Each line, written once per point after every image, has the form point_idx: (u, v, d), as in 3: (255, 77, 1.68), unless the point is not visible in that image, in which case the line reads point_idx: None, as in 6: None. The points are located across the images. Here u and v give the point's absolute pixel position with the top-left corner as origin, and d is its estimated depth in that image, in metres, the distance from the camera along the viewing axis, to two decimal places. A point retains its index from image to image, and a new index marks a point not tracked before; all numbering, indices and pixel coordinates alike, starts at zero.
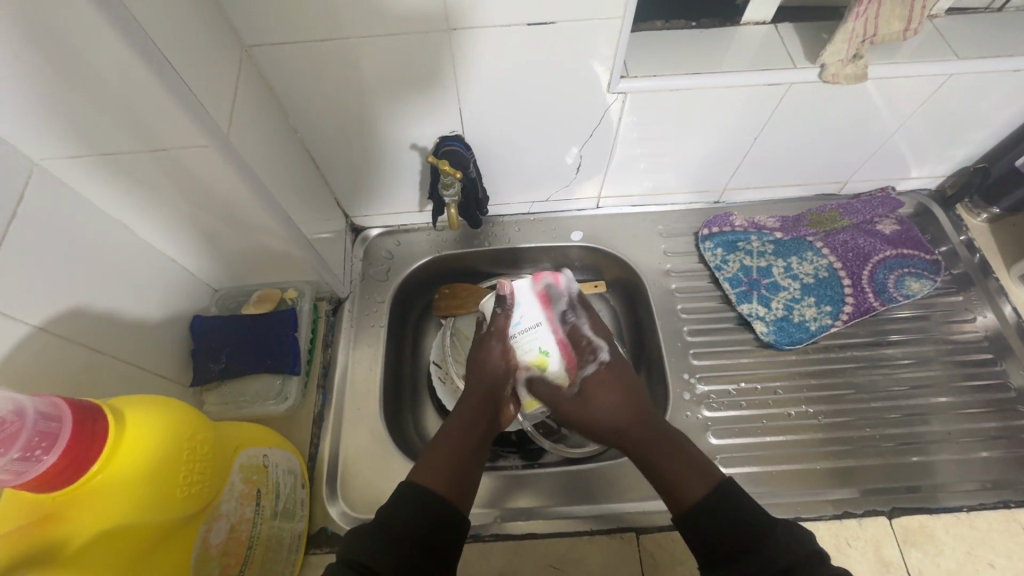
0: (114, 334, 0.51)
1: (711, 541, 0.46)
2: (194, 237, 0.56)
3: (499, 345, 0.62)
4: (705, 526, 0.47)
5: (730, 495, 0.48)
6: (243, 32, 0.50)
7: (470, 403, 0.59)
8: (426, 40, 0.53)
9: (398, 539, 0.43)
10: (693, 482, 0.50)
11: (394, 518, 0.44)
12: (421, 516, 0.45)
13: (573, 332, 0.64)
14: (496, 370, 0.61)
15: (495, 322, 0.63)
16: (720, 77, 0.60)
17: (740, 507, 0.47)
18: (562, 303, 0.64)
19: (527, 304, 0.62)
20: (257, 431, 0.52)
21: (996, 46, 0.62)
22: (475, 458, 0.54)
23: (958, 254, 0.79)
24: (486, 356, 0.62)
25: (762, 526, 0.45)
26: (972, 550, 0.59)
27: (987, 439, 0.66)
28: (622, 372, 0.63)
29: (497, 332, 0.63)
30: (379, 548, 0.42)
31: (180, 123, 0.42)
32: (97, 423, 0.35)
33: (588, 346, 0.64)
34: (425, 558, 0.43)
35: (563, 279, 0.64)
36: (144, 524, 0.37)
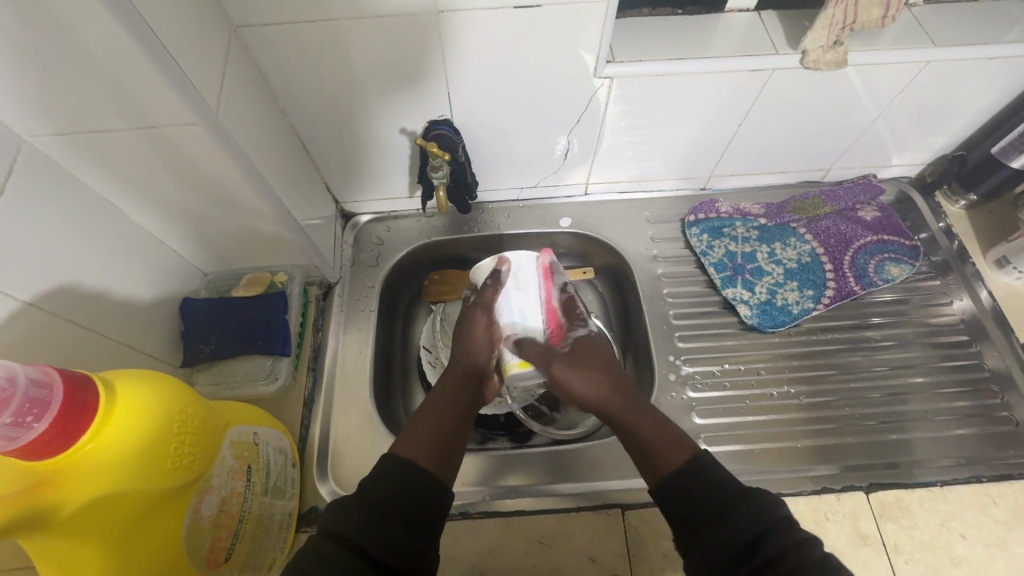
0: (103, 313, 0.51)
1: (683, 514, 0.45)
2: (184, 218, 0.57)
3: (484, 317, 0.62)
4: (674, 494, 0.46)
5: (706, 467, 0.47)
6: (233, 13, 0.50)
7: (452, 380, 0.58)
8: (413, 23, 0.54)
9: (383, 513, 0.43)
10: (669, 452, 0.49)
11: (376, 493, 0.44)
12: (402, 492, 0.45)
13: (565, 302, 0.65)
14: (480, 348, 0.61)
15: (482, 294, 0.64)
16: (703, 62, 0.61)
17: (715, 477, 0.46)
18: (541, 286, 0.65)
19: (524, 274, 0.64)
20: (247, 409, 0.52)
21: (972, 35, 0.63)
22: (457, 436, 0.53)
23: (937, 241, 0.80)
24: (470, 329, 0.62)
25: (733, 496, 0.44)
26: (945, 523, 0.61)
27: (963, 417, 0.68)
28: (602, 353, 0.60)
29: (483, 303, 0.63)
30: (364, 521, 0.42)
31: (171, 102, 0.43)
32: (87, 394, 0.36)
33: (575, 315, 0.64)
34: (412, 530, 0.43)
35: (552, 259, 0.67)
36: (135, 492, 0.37)
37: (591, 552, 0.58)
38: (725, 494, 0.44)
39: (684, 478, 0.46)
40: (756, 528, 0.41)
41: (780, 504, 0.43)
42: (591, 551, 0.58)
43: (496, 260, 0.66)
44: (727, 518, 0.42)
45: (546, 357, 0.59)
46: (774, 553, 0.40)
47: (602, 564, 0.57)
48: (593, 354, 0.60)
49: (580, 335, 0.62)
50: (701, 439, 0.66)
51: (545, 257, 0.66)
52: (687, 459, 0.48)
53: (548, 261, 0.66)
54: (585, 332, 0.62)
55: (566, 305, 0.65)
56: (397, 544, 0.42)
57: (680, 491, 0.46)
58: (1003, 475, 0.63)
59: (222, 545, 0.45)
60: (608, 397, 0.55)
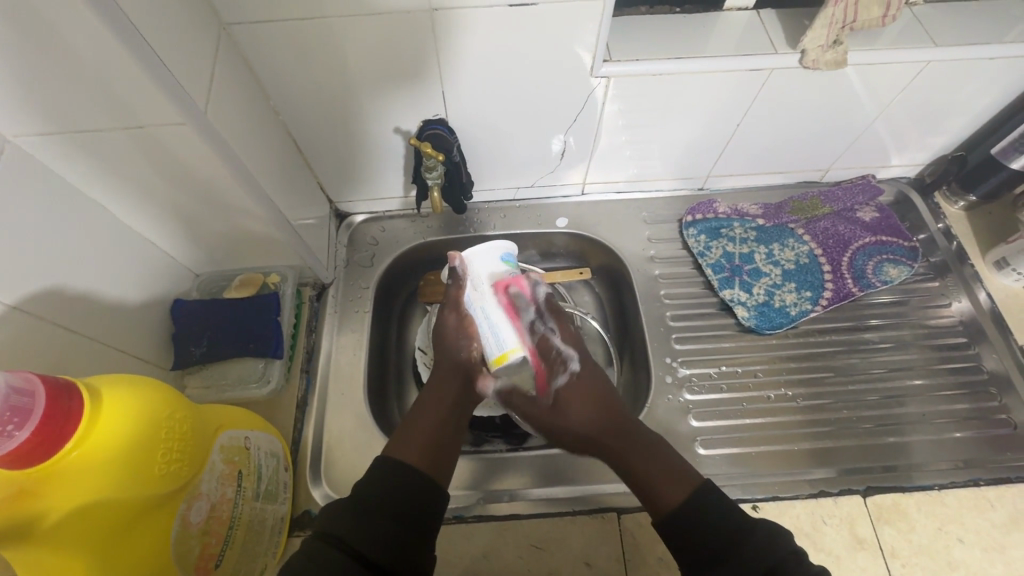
0: (91, 316, 0.50)
1: (690, 546, 0.45)
2: (174, 219, 0.56)
3: (454, 316, 0.61)
4: (676, 535, 0.46)
5: (714, 498, 0.47)
6: (222, 10, 0.49)
7: (436, 377, 0.59)
8: (407, 21, 0.53)
9: (376, 517, 0.43)
10: (668, 486, 0.50)
11: (371, 497, 0.44)
12: (397, 491, 0.45)
13: (542, 342, 0.62)
14: (455, 345, 0.60)
15: (448, 294, 0.63)
16: (702, 62, 0.61)
17: (724, 510, 0.46)
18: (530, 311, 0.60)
19: (486, 266, 0.58)
20: (238, 414, 0.52)
21: (973, 35, 0.62)
22: (451, 436, 0.54)
23: (936, 241, 0.80)
24: (443, 327, 0.61)
25: (742, 531, 0.44)
26: (943, 526, 0.60)
27: (961, 420, 0.67)
28: (594, 379, 0.61)
29: (451, 303, 0.62)
30: (358, 525, 0.42)
31: (158, 102, 0.42)
32: (72, 400, 0.35)
33: (556, 358, 0.62)
34: (404, 534, 0.43)
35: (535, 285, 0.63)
36: (121, 501, 0.36)
37: (586, 556, 0.57)
38: (735, 529, 0.45)
39: (687, 514, 0.47)
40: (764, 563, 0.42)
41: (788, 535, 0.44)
42: (587, 555, 0.58)
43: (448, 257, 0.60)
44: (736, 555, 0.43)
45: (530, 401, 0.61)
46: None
47: (597, 568, 0.57)
48: (589, 390, 0.60)
49: (562, 384, 0.61)
50: (698, 441, 0.65)
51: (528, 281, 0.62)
52: (690, 494, 0.48)
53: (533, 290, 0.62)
54: (568, 376, 0.61)
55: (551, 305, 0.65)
56: (394, 545, 0.42)
57: (683, 529, 0.46)
58: (1001, 479, 0.63)
59: (211, 551, 0.44)
60: (602, 428, 0.57)
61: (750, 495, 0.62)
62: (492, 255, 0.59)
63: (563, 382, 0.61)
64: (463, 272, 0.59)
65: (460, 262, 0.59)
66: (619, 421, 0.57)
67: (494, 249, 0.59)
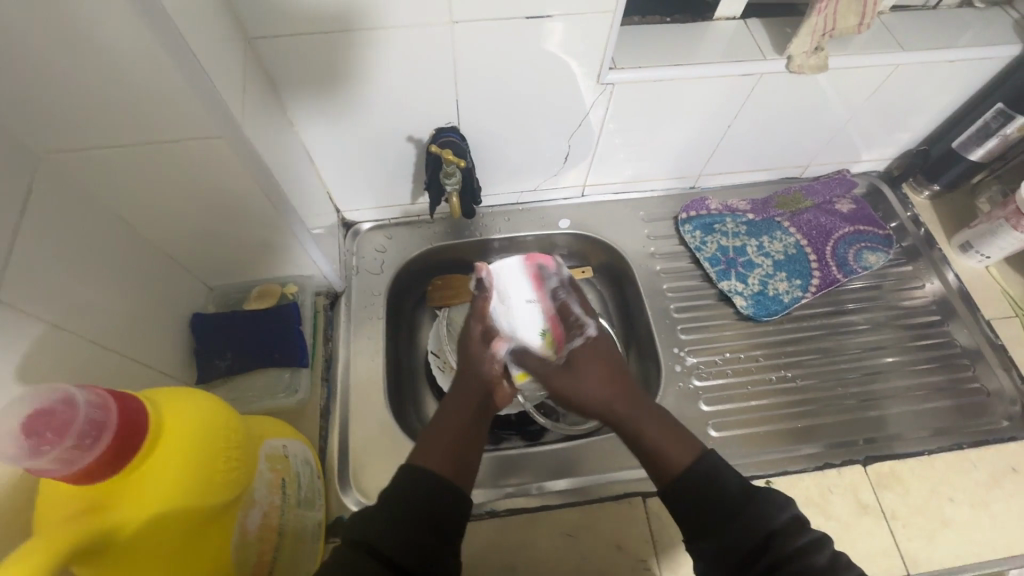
0: (123, 332, 0.50)
1: (693, 511, 0.47)
2: (196, 233, 0.56)
3: (479, 325, 0.65)
4: (686, 500, 0.47)
5: (716, 467, 0.49)
6: (248, 24, 0.50)
7: (456, 389, 0.60)
8: (426, 32, 0.55)
9: (401, 522, 0.43)
10: (675, 452, 0.51)
11: (397, 506, 0.45)
12: (422, 500, 0.46)
13: (561, 309, 0.68)
14: (479, 356, 0.63)
15: (473, 304, 0.67)
16: (697, 69, 0.65)
17: (727, 479, 0.48)
18: (553, 280, 0.70)
19: (511, 285, 0.68)
20: (272, 423, 0.52)
21: (934, 40, 0.69)
22: (472, 444, 0.54)
23: (906, 228, 0.87)
24: (470, 338, 0.64)
25: (740, 501, 0.46)
26: (935, 488, 0.66)
27: (940, 390, 0.74)
28: (606, 356, 0.63)
29: (476, 313, 0.66)
30: (387, 532, 0.43)
31: (200, 112, 0.43)
32: (140, 414, 0.35)
33: (574, 322, 0.67)
34: (430, 539, 0.44)
35: (546, 262, 0.70)
36: (195, 506, 0.37)
37: (616, 540, 0.60)
38: (737, 497, 0.46)
39: (691, 478, 0.48)
40: (762, 534, 0.44)
41: (789, 502, 0.46)
42: (617, 538, 0.60)
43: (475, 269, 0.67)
44: (743, 526, 0.44)
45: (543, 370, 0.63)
46: (782, 557, 0.43)
47: (628, 550, 0.60)
48: (599, 357, 0.62)
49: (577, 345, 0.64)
50: (710, 425, 0.69)
51: (540, 262, 0.70)
52: (697, 461, 0.49)
53: (540, 264, 0.70)
54: (585, 339, 0.65)
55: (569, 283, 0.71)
56: (421, 544, 0.43)
57: (689, 493, 0.47)
58: (980, 441, 0.69)
59: (265, 558, 0.45)
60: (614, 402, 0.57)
61: (762, 471, 0.66)
62: (515, 273, 0.69)
63: (576, 345, 0.64)
64: (490, 284, 0.66)
65: (488, 274, 0.67)
66: (631, 395, 0.58)
67: (515, 266, 0.69)
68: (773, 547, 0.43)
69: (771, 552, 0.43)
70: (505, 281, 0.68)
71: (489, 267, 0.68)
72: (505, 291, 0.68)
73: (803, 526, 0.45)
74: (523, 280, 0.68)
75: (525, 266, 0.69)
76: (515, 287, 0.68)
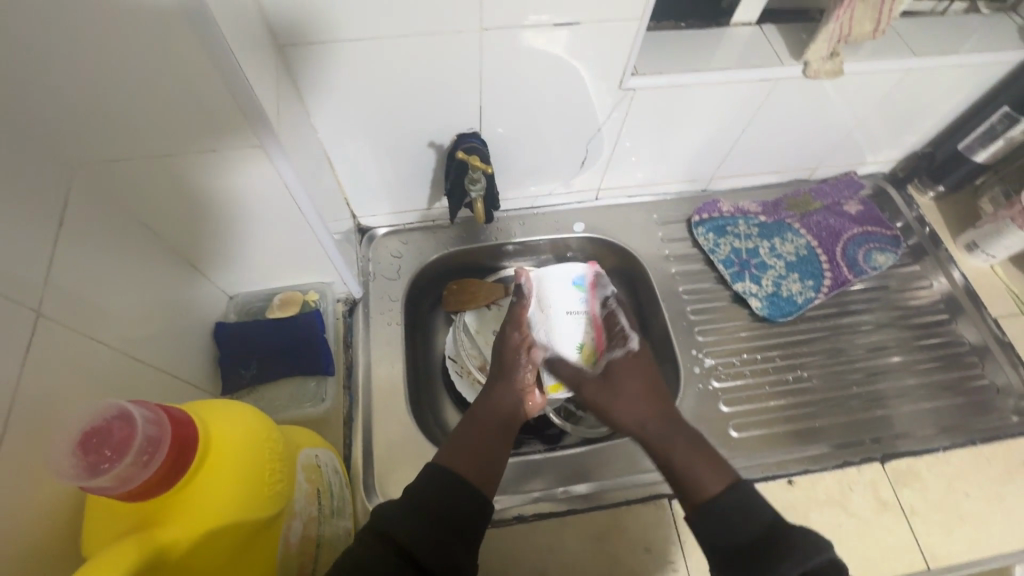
0: (154, 344, 0.49)
1: (720, 535, 0.47)
2: (222, 241, 0.55)
3: (516, 334, 0.67)
4: (713, 522, 0.48)
5: (747, 495, 0.49)
6: (278, 31, 0.50)
7: (489, 394, 0.62)
8: (454, 39, 0.55)
9: (422, 517, 0.44)
10: (705, 475, 0.52)
11: (421, 500, 0.46)
12: (445, 499, 0.46)
13: (607, 319, 0.71)
14: (514, 364, 0.64)
15: (511, 312, 0.69)
16: (716, 75, 0.66)
17: (756, 515, 0.47)
18: (605, 290, 0.73)
19: (557, 292, 0.72)
20: (305, 432, 0.51)
21: (943, 46, 0.71)
22: (499, 453, 0.56)
23: (912, 228, 0.88)
24: (505, 344, 0.66)
25: (776, 534, 0.45)
26: (951, 484, 0.67)
27: (952, 387, 0.75)
28: (641, 375, 0.65)
29: (513, 320, 0.68)
30: (411, 526, 0.43)
31: (241, 118, 0.43)
32: (190, 428, 0.35)
33: (618, 334, 0.70)
34: (449, 541, 0.44)
35: (597, 273, 0.73)
36: (248, 518, 0.36)
37: (645, 541, 0.61)
38: (772, 531, 0.45)
39: (722, 503, 0.49)
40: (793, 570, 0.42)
41: (828, 547, 0.43)
42: (646, 540, 0.61)
43: (516, 276, 0.71)
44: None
45: (577, 378, 0.68)
46: None
47: (658, 552, 0.60)
48: (635, 377, 0.65)
49: (618, 357, 0.68)
50: (731, 425, 0.70)
51: (591, 271, 0.73)
52: (728, 487, 0.50)
53: (592, 274, 0.73)
54: (626, 352, 0.68)
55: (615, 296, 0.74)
56: (455, 568, 0.42)
57: (717, 517, 0.48)
58: (992, 437, 0.71)
59: (304, 570, 0.44)
60: (646, 420, 0.60)
61: (784, 471, 0.67)
62: (565, 281, 0.72)
63: (619, 356, 0.68)
64: (529, 291, 0.70)
65: (527, 280, 0.71)
66: (663, 416, 0.60)
67: (567, 275, 0.72)
68: None
69: None
70: (549, 287, 0.72)
71: (532, 274, 0.72)
72: (548, 298, 0.72)
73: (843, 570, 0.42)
74: (571, 290, 0.72)
75: (578, 275, 0.73)
76: (562, 294, 0.72)
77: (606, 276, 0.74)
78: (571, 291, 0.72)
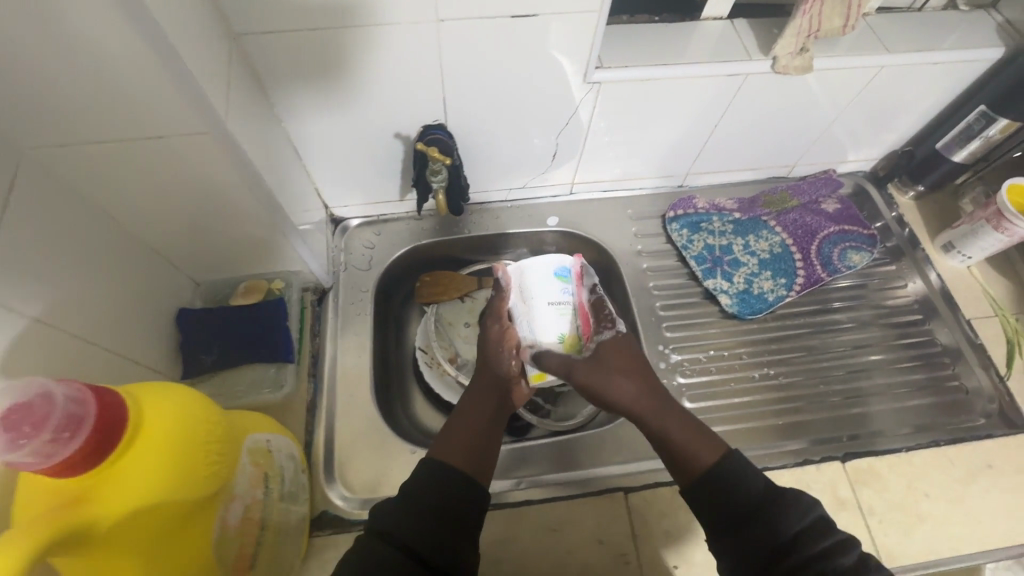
0: (107, 328, 0.50)
1: (718, 505, 0.49)
2: (182, 229, 0.56)
3: (496, 326, 0.67)
4: (710, 495, 0.49)
5: (740, 467, 0.50)
6: (232, 19, 0.50)
7: (476, 389, 0.62)
8: (412, 30, 0.55)
9: (423, 512, 0.45)
10: (698, 450, 0.53)
11: (418, 495, 0.47)
12: (444, 492, 0.47)
13: (593, 305, 0.65)
14: (498, 356, 0.64)
15: (491, 305, 0.69)
16: (683, 70, 0.66)
17: (749, 483, 0.49)
18: (592, 276, 0.66)
19: (540, 280, 0.63)
20: (257, 418, 0.52)
21: (918, 42, 0.70)
22: (489, 443, 0.56)
23: (890, 228, 0.88)
24: (487, 337, 0.66)
25: (770, 498, 0.48)
26: (912, 484, 0.67)
27: (920, 388, 0.75)
28: (629, 350, 0.63)
29: (492, 313, 0.68)
30: (411, 524, 0.44)
31: (182, 106, 0.43)
32: (120, 408, 0.35)
33: (604, 316, 0.64)
34: (451, 531, 0.45)
35: (582, 259, 0.67)
36: (179, 499, 0.37)
37: (598, 534, 0.61)
38: (766, 494, 0.48)
39: (716, 476, 0.50)
40: (789, 532, 0.45)
41: (814, 504, 0.47)
42: (599, 533, 0.61)
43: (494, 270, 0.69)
44: (766, 541, 0.46)
45: (567, 366, 0.62)
46: (808, 556, 0.44)
47: (610, 544, 0.60)
48: (624, 353, 0.62)
49: (605, 339, 0.63)
50: None
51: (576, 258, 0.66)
52: (721, 460, 0.51)
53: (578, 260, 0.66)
54: (614, 333, 0.64)
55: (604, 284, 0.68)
56: (458, 557, 0.44)
57: (714, 490, 0.49)
58: (958, 438, 0.70)
59: (246, 553, 0.45)
60: (635, 396, 0.59)
61: None
62: (549, 268, 0.64)
63: (606, 338, 0.63)
64: (506, 283, 0.67)
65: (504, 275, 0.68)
66: (654, 392, 0.59)
67: (550, 263, 0.64)
68: (800, 545, 0.45)
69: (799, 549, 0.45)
70: (533, 275, 0.64)
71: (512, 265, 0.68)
72: (531, 287, 0.65)
73: (829, 526, 0.46)
74: (557, 278, 0.63)
75: (564, 261, 0.65)
76: (547, 284, 0.64)
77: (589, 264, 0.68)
78: (557, 278, 0.64)
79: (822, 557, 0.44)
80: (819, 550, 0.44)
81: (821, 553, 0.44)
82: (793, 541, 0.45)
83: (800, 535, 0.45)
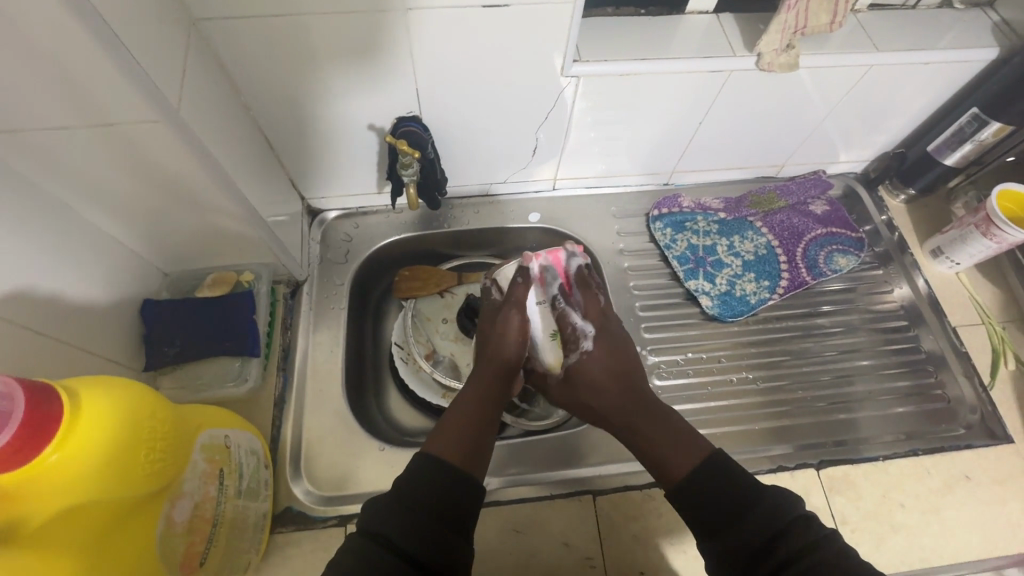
0: (62, 319, 0.49)
1: (710, 504, 0.48)
2: (145, 218, 0.55)
3: (518, 315, 0.63)
4: (697, 495, 0.48)
5: (729, 469, 0.50)
6: (190, 4, 0.49)
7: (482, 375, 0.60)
8: (379, 19, 0.53)
9: (414, 510, 0.44)
10: (679, 457, 0.52)
11: (413, 494, 0.45)
12: (440, 492, 0.46)
13: (561, 316, 0.64)
14: (512, 344, 0.61)
15: (515, 291, 0.64)
16: (665, 64, 0.64)
17: (737, 480, 0.49)
18: (556, 285, 0.66)
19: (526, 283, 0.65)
20: (216, 412, 0.51)
21: (909, 41, 0.68)
22: (486, 433, 0.54)
23: (880, 232, 0.86)
24: (505, 324, 0.62)
25: (755, 494, 0.47)
26: (887, 494, 0.66)
27: (902, 396, 0.74)
28: (620, 356, 0.63)
29: (515, 301, 0.63)
30: (404, 524, 0.43)
31: (125, 94, 0.41)
32: (53, 403, 0.34)
33: (576, 330, 0.64)
34: (447, 534, 0.44)
35: (558, 262, 0.66)
36: (113, 497, 0.37)
37: (564, 536, 0.60)
38: (751, 490, 0.48)
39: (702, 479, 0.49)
40: (776, 526, 0.45)
41: (797, 501, 0.47)
42: (565, 535, 0.60)
43: (522, 256, 0.66)
44: (754, 537, 0.45)
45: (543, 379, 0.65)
46: (796, 548, 0.43)
47: (576, 547, 0.60)
48: (612, 363, 0.62)
49: (576, 359, 0.63)
50: None
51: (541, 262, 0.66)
52: (706, 463, 0.51)
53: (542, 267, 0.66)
54: (583, 352, 0.63)
55: (581, 279, 0.67)
56: (453, 560, 0.43)
57: (703, 492, 0.48)
58: (936, 448, 0.69)
59: (196, 550, 0.45)
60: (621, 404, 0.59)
61: None
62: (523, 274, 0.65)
63: (577, 358, 0.63)
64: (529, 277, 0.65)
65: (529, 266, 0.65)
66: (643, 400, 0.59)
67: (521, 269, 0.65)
68: (786, 538, 0.44)
69: (786, 542, 0.44)
70: (540, 271, 0.65)
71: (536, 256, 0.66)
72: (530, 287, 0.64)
73: (813, 521, 0.45)
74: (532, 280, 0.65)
75: (529, 269, 0.65)
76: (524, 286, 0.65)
77: (569, 262, 0.67)
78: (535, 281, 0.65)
79: (809, 549, 0.43)
80: (806, 543, 0.43)
81: (808, 546, 0.43)
82: (779, 535, 0.44)
83: (787, 529, 0.44)
